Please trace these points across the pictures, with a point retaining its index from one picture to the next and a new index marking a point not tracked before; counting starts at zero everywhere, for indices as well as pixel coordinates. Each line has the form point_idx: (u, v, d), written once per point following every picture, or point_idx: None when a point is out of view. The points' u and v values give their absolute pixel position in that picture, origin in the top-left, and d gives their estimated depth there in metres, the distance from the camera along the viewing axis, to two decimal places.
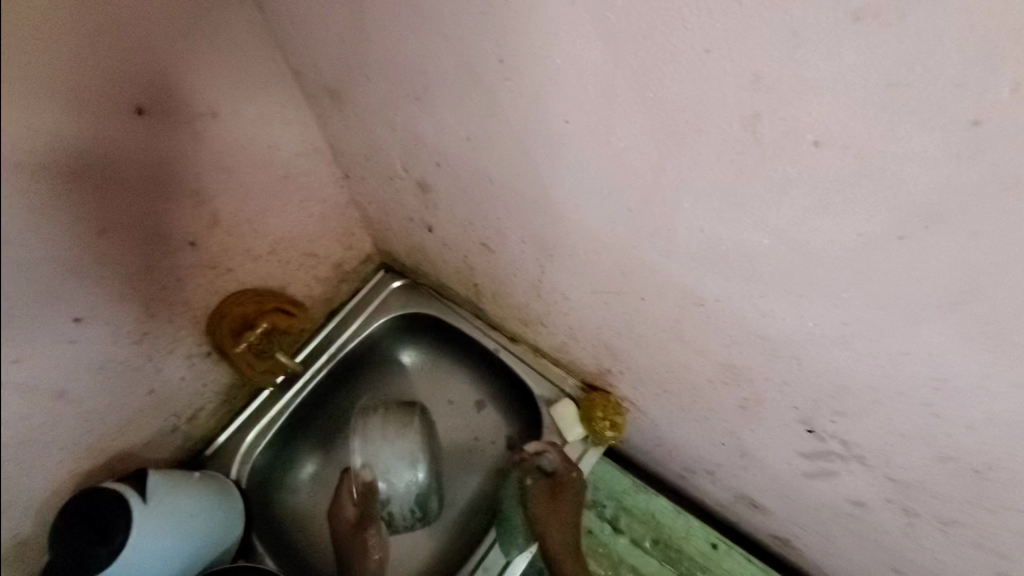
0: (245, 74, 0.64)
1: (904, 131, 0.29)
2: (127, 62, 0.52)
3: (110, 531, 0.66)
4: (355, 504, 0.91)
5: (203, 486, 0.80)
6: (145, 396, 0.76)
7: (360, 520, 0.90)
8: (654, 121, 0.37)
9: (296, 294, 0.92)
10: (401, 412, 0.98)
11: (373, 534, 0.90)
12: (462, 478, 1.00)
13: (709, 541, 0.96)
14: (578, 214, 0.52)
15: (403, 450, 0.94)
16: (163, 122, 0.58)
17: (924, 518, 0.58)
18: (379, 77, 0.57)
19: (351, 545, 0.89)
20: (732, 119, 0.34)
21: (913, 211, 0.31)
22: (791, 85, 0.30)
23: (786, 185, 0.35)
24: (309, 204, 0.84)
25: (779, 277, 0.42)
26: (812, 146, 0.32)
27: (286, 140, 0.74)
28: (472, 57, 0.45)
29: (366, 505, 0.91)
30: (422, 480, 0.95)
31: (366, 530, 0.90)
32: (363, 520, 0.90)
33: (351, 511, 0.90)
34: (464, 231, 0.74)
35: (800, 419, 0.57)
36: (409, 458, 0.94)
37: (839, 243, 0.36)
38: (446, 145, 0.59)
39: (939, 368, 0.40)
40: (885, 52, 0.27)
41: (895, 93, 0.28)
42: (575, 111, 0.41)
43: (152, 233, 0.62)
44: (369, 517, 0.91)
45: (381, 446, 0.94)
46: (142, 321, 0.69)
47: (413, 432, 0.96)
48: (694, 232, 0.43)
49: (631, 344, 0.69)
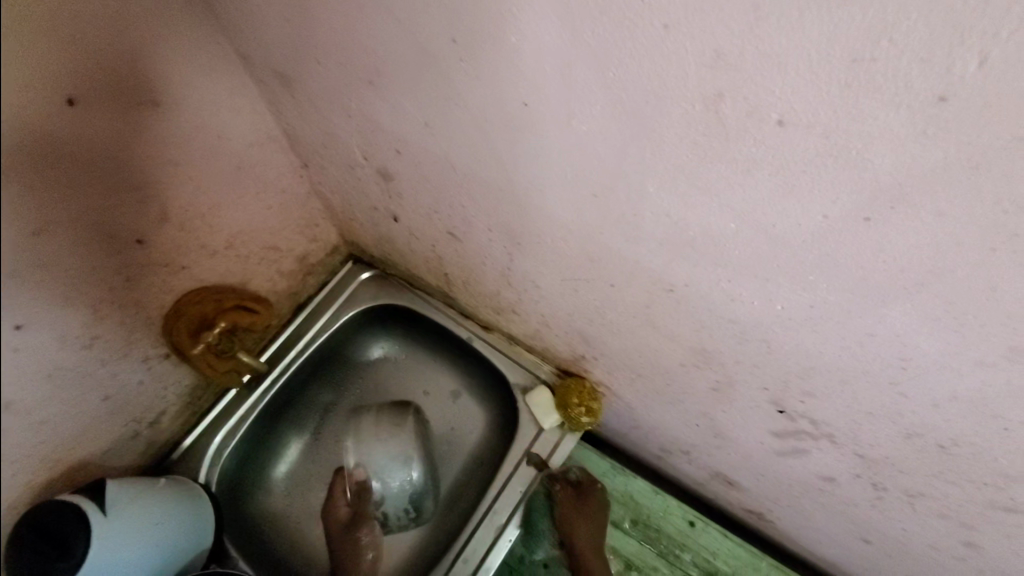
0: (188, 59, 0.60)
1: (869, 108, 0.27)
2: (51, 44, 0.47)
3: (69, 544, 0.62)
4: (349, 504, 0.91)
5: (167, 494, 0.77)
6: (99, 403, 0.72)
7: (352, 520, 0.89)
8: (615, 103, 0.36)
9: (260, 290, 0.89)
10: (394, 413, 1.00)
11: (365, 533, 0.88)
12: (443, 467, 0.98)
13: (686, 519, 0.97)
14: (543, 201, 0.50)
15: (394, 449, 0.97)
16: (99, 112, 0.53)
17: (892, 491, 0.59)
18: (330, 61, 0.54)
19: (342, 547, 0.87)
20: (695, 99, 0.32)
21: (880, 190, 0.31)
22: (753, 62, 0.29)
23: (751, 167, 0.34)
24: (267, 195, 0.81)
25: (746, 261, 0.41)
26: (777, 125, 0.31)
27: (237, 129, 0.70)
28: (425, 37, 0.42)
29: (360, 504, 0.91)
30: (416, 479, 0.96)
31: (358, 530, 0.88)
32: (356, 519, 0.89)
33: (344, 510, 0.90)
34: (429, 220, 0.72)
35: (771, 399, 0.57)
36: (400, 457, 0.96)
37: (805, 225, 0.35)
38: (404, 132, 0.56)
39: (905, 348, 0.40)
40: (848, 26, 0.25)
41: (859, 69, 0.26)
42: (534, 93, 0.39)
43: (94, 232, 0.58)
44: (360, 517, 0.90)
45: (372, 445, 0.97)
46: (91, 325, 0.65)
47: (405, 432, 0.98)
48: (661, 217, 0.42)
49: (602, 331, 0.68)
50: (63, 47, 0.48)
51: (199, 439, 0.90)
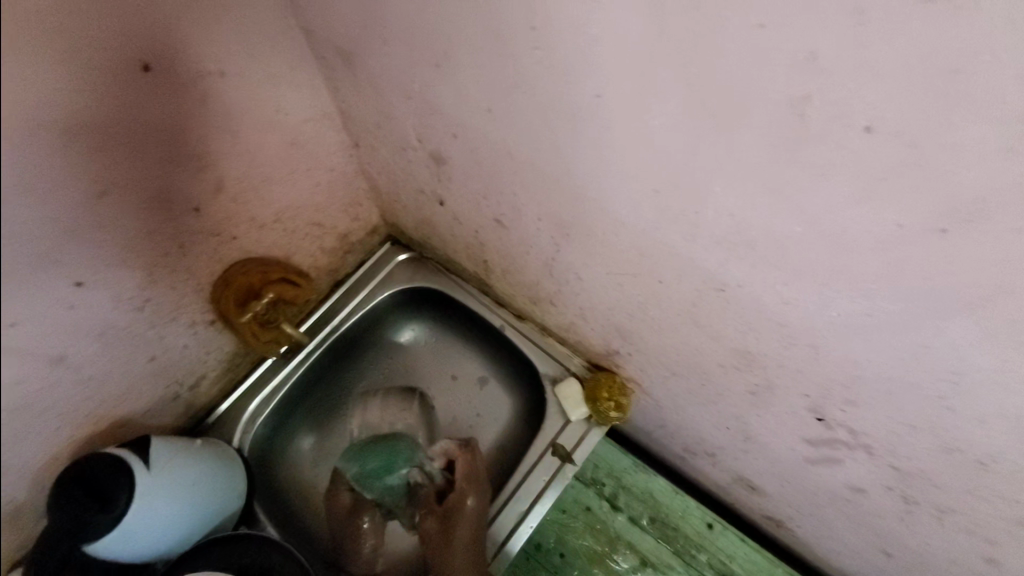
0: (257, 33, 0.62)
1: (961, 121, 0.27)
2: (130, 11, 0.49)
3: (110, 498, 0.66)
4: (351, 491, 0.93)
5: (205, 454, 0.79)
6: (147, 363, 0.75)
7: (354, 506, 0.92)
8: (694, 99, 0.36)
9: (302, 264, 0.91)
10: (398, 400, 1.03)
11: (366, 520, 0.92)
12: None
13: (705, 521, 0.98)
14: (599, 193, 0.51)
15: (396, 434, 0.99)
16: (170, 81, 0.56)
17: (923, 507, 0.59)
18: (398, 42, 0.54)
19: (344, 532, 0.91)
20: (781, 99, 0.32)
21: (960, 203, 0.30)
22: (847, 66, 0.29)
23: (827, 171, 0.34)
24: (317, 172, 0.82)
25: (807, 266, 0.41)
26: (864, 131, 0.31)
27: (294, 105, 0.72)
28: (501, 22, 0.43)
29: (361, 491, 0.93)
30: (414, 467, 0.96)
31: (360, 515, 0.92)
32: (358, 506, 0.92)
33: (346, 497, 0.93)
34: (477, 206, 0.73)
35: (810, 406, 0.57)
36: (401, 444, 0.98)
37: (876, 234, 0.35)
38: (465, 117, 0.57)
39: (960, 364, 0.39)
40: (954, 34, 0.25)
41: (956, 81, 0.26)
42: (608, 85, 0.40)
43: (153, 197, 0.60)
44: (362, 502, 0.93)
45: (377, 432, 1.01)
46: (145, 288, 0.67)
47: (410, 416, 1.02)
48: (723, 216, 0.43)
49: (641, 327, 0.69)
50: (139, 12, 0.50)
51: (234, 405, 0.92)
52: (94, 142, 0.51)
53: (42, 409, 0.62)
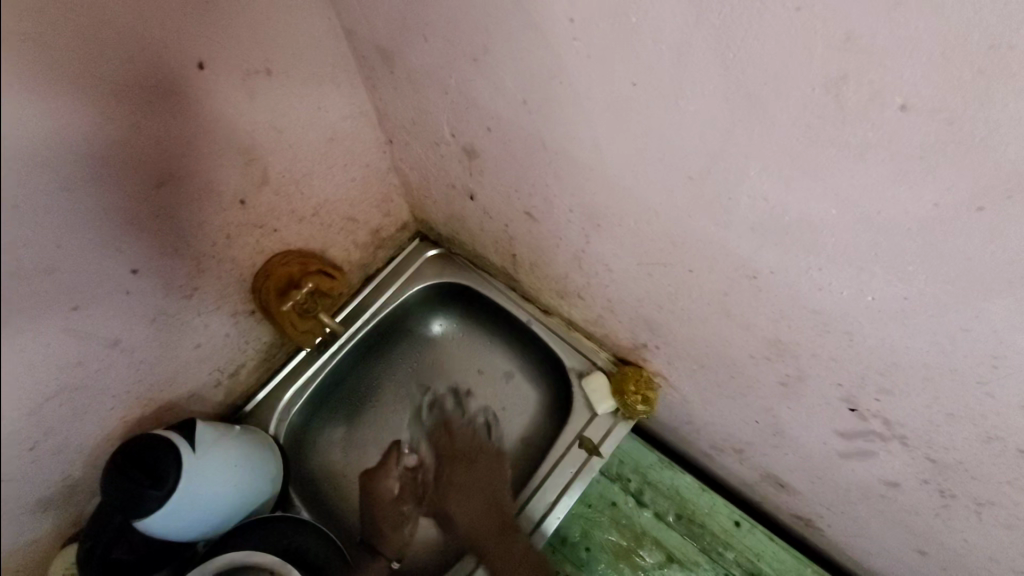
0: (303, 34, 0.65)
1: (1000, 96, 0.28)
2: (182, 8, 0.52)
3: (161, 475, 0.69)
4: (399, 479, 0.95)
5: (246, 438, 0.82)
6: (192, 350, 0.79)
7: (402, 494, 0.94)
8: (731, 84, 0.37)
9: (337, 258, 0.94)
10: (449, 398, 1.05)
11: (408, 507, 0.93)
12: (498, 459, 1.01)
13: (732, 519, 0.97)
14: (632, 182, 0.52)
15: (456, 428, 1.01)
16: (220, 78, 0.59)
17: (961, 500, 0.58)
18: (437, 38, 0.57)
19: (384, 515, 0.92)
20: (817, 81, 0.33)
21: (999, 179, 0.31)
22: (885, 45, 0.29)
23: (863, 152, 0.35)
24: (353, 167, 0.85)
25: (842, 250, 0.42)
26: (900, 110, 0.31)
27: (334, 103, 0.75)
28: (540, 13, 0.44)
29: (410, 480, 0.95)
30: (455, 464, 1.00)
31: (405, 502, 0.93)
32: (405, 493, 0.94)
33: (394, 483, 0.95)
34: (508, 199, 0.74)
35: (844, 396, 0.57)
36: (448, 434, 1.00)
37: (914, 213, 0.36)
38: (500, 109, 0.59)
39: (1001, 346, 0.39)
40: (989, 10, 0.26)
41: (996, 55, 0.27)
42: (644, 72, 0.41)
43: (204, 188, 0.64)
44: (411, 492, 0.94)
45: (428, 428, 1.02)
46: (193, 276, 0.71)
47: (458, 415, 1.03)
48: (757, 202, 0.43)
49: (670, 318, 0.69)
50: (191, 9, 0.53)
51: (271, 394, 0.96)
52: (153, 135, 0.55)
53: (100, 390, 0.67)
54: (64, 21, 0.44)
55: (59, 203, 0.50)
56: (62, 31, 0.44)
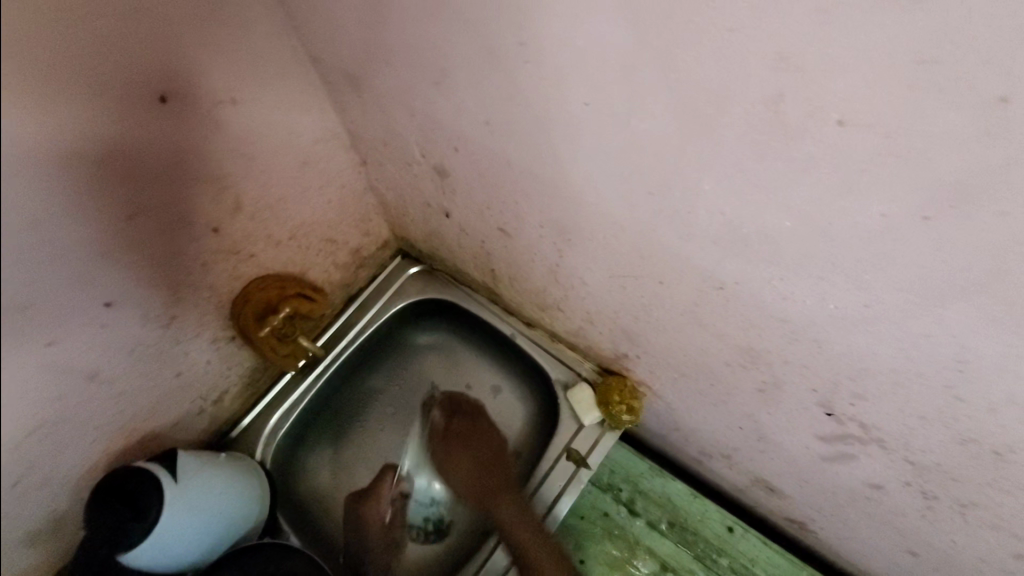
0: (268, 62, 0.65)
1: (932, 110, 0.28)
2: (142, 41, 0.52)
3: (143, 508, 0.69)
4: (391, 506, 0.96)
5: (230, 464, 0.82)
6: (173, 379, 0.78)
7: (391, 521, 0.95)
8: (677, 103, 0.37)
9: (318, 280, 0.94)
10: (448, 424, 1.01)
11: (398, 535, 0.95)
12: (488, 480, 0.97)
13: (725, 524, 0.97)
14: (597, 198, 0.52)
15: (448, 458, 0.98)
16: (187, 109, 0.59)
17: (943, 501, 0.57)
18: (398, 63, 0.57)
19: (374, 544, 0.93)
20: (756, 100, 0.34)
21: (939, 189, 0.31)
22: (817, 64, 0.30)
23: (809, 166, 0.35)
24: (328, 190, 0.85)
25: (801, 260, 0.42)
26: (838, 126, 0.32)
27: (305, 127, 0.75)
28: (493, 37, 0.45)
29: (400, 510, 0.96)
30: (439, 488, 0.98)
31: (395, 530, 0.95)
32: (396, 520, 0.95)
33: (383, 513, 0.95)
34: (482, 216, 0.74)
35: (819, 402, 0.57)
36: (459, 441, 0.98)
37: (864, 224, 0.36)
38: (465, 130, 0.59)
39: (963, 351, 0.39)
40: (911, 27, 0.26)
41: (924, 71, 0.27)
42: (596, 93, 0.42)
43: (175, 219, 0.64)
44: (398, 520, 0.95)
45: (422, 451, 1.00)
46: (170, 305, 0.71)
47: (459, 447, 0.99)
48: (715, 215, 0.44)
49: (647, 328, 0.69)
50: (152, 40, 0.52)
51: (256, 419, 0.95)
52: (121, 169, 0.55)
53: (82, 424, 0.67)
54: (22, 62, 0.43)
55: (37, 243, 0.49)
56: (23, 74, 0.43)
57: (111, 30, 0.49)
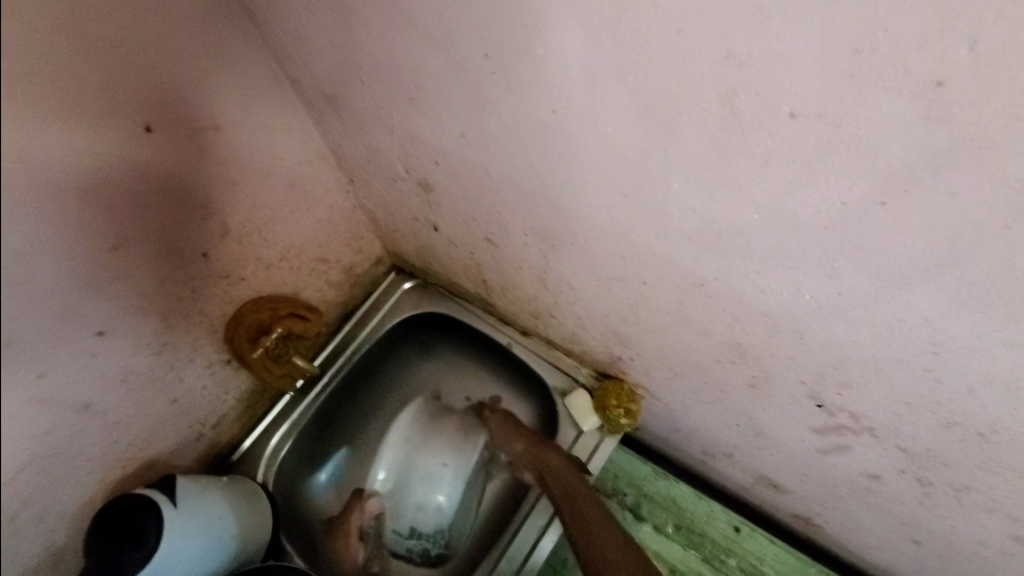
0: (248, 88, 0.67)
1: (872, 97, 0.29)
2: (121, 73, 0.53)
3: (143, 536, 0.68)
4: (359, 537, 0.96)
5: (228, 490, 0.82)
6: (169, 405, 0.79)
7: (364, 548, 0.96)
8: (638, 104, 0.38)
9: (311, 299, 0.95)
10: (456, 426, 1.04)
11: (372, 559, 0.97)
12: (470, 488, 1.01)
13: (732, 524, 0.96)
14: (575, 203, 0.53)
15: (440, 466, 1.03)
16: (170, 137, 0.60)
17: (939, 487, 0.57)
18: (374, 81, 0.59)
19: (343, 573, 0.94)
20: (710, 97, 0.34)
21: (891, 174, 0.32)
22: (762, 60, 0.31)
23: (769, 158, 0.36)
24: (317, 210, 0.86)
25: (772, 253, 0.43)
26: (789, 118, 0.33)
27: (289, 150, 0.76)
28: (459, 54, 0.46)
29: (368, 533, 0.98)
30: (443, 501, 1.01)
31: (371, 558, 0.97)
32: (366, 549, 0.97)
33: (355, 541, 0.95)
34: (468, 227, 0.75)
35: (809, 393, 0.57)
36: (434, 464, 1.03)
37: (826, 214, 0.36)
38: (443, 143, 0.60)
39: (937, 334, 0.40)
40: (844, 20, 0.27)
41: (860, 60, 0.28)
42: (562, 100, 0.43)
43: (166, 246, 0.65)
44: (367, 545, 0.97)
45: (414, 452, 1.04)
46: (162, 332, 0.72)
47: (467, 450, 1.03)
48: (687, 213, 0.44)
49: (637, 330, 0.70)
50: (130, 72, 0.54)
51: (256, 442, 0.95)
52: (107, 198, 0.56)
53: (77, 454, 0.67)
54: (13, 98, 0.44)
55: (27, 273, 0.50)
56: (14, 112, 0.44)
57: (92, 65, 0.50)
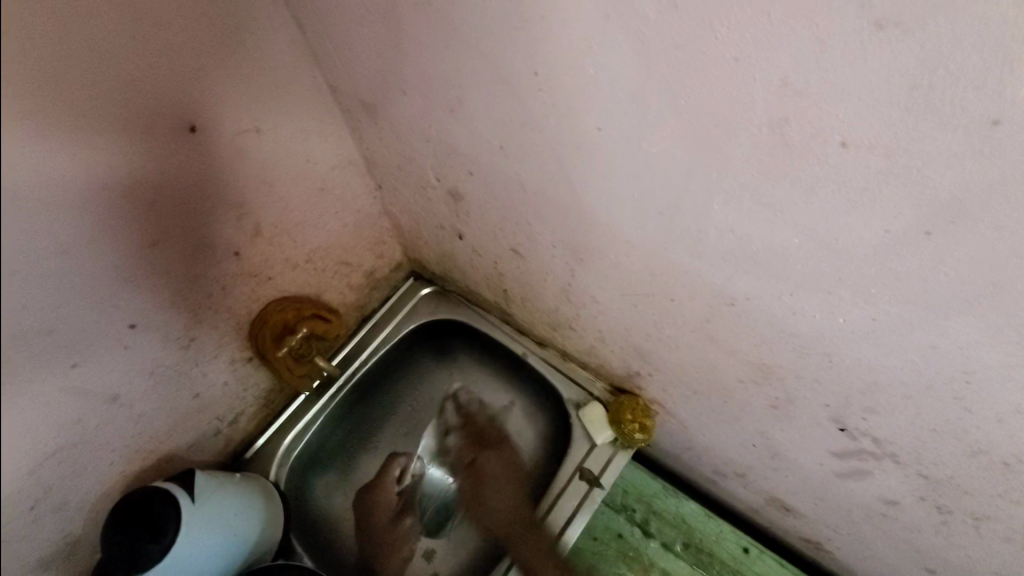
0: (290, 93, 0.68)
1: (926, 130, 0.30)
2: (173, 74, 0.55)
3: (161, 529, 0.69)
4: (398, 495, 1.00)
5: (244, 486, 0.82)
6: (191, 400, 0.80)
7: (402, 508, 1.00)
8: (686, 126, 0.39)
9: (333, 301, 0.96)
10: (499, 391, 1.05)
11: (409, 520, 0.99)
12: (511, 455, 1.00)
13: (741, 545, 0.96)
14: (608, 219, 0.54)
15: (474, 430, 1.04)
16: (209, 138, 0.61)
17: (959, 516, 0.57)
18: (416, 91, 0.60)
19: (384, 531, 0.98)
20: (762, 123, 0.36)
21: (938, 205, 0.33)
22: (817, 91, 0.32)
23: (814, 185, 0.37)
24: (344, 214, 0.88)
25: (808, 275, 0.43)
26: (841, 146, 0.34)
27: (324, 154, 0.78)
28: (507, 71, 0.48)
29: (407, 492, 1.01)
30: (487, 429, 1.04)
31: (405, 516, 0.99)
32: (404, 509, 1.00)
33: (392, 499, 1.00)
34: (495, 237, 0.76)
35: (832, 417, 0.58)
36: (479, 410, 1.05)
37: (867, 240, 0.37)
38: (479, 155, 0.61)
39: (971, 363, 0.40)
40: (905, 56, 0.28)
41: (917, 95, 0.29)
42: (609, 119, 0.44)
43: (200, 242, 0.66)
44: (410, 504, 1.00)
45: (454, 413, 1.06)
46: (190, 327, 0.73)
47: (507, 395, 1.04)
48: (724, 233, 0.45)
49: (659, 345, 0.71)
50: (178, 75, 0.55)
51: (271, 440, 0.96)
52: (149, 196, 0.57)
53: (100, 445, 0.68)
54: (53, 97, 0.45)
55: (55, 268, 0.51)
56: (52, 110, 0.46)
57: (147, 65, 0.52)
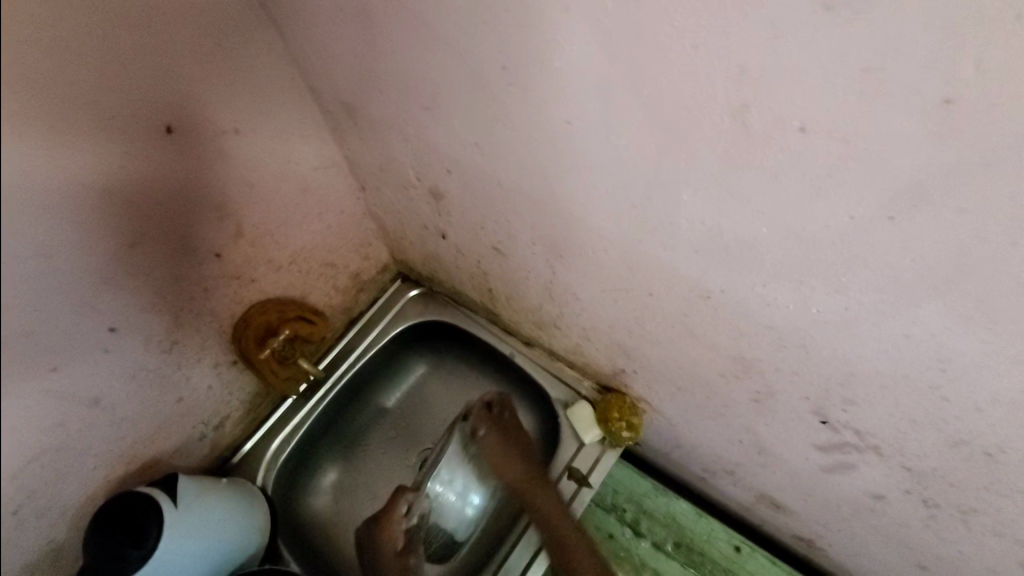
0: (267, 94, 0.68)
1: (882, 115, 0.30)
2: (149, 74, 0.54)
3: (143, 536, 0.68)
4: None
5: (232, 493, 0.82)
6: (174, 404, 0.79)
7: None
8: (652, 117, 0.39)
9: (318, 304, 0.96)
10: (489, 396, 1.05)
11: None
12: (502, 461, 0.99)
13: (731, 544, 0.95)
14: (584, 213, 0.54)
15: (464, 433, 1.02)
16: (189, 139, 0.61)
17: (944, 508, 0.57)
18: (392, 89, 0.60)
19: None
20: (725, 111, 0.35)
21: (901, 189, 0.32)
22: (774, 77, 0.32)
23: (778, 173, 0.37)
24: (328, 215, 0.87)
25: (780, 266, 0.43)
26: (799, 132, 0.34)
27: (304, 155, 0.78)
28: (478, 66, 0.48)
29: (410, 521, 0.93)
30: None
31: None
32: None
33: None
34: (477, 236, 0.76)
35: (813, 410, 0.57)
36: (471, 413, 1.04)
37: (833, 227, 0.37)
38: (457, 153, 0.61)
39: (943, 350, 0.40)
40: (857, 38, 0.28)
41: (870, 79, 0.29)
42: (578, 111, 0.44)
43: (180, 244, 0.66)
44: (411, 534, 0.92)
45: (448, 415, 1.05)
46: (172, 331, 0.72)
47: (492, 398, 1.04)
48: (697, 225, 0.45)
49: (643, 342, 0.70)
50: (154, 74, 0.55)
51: (258, 444, 0.95)
52: (126, 196, 0.56)
53: (82, 450, 0.67)
54: (32, 94, 0.45)
55: (33, 269, 0.51)
56: (30, 107, 0.45)
57: (122, 64, 0.52)
